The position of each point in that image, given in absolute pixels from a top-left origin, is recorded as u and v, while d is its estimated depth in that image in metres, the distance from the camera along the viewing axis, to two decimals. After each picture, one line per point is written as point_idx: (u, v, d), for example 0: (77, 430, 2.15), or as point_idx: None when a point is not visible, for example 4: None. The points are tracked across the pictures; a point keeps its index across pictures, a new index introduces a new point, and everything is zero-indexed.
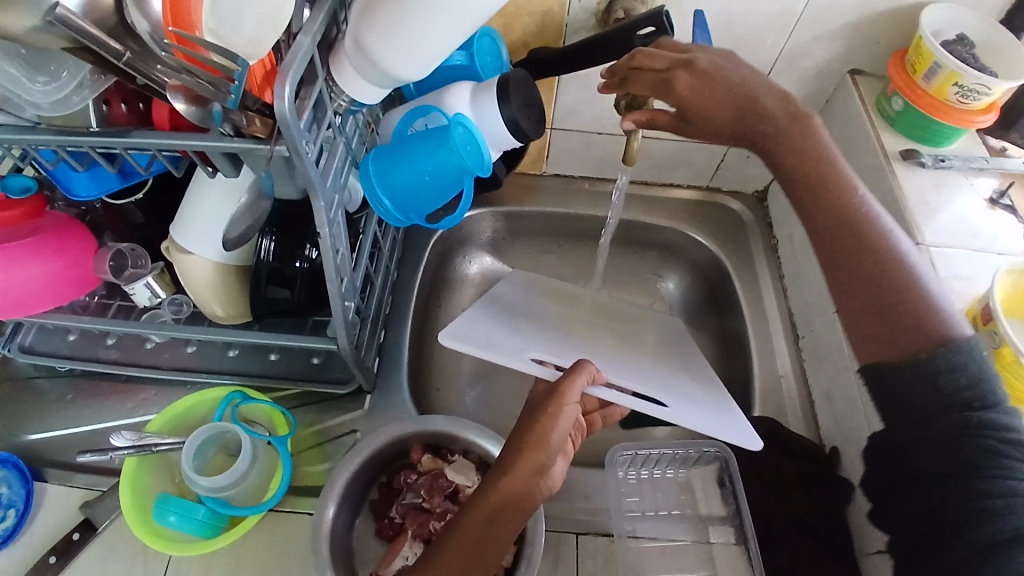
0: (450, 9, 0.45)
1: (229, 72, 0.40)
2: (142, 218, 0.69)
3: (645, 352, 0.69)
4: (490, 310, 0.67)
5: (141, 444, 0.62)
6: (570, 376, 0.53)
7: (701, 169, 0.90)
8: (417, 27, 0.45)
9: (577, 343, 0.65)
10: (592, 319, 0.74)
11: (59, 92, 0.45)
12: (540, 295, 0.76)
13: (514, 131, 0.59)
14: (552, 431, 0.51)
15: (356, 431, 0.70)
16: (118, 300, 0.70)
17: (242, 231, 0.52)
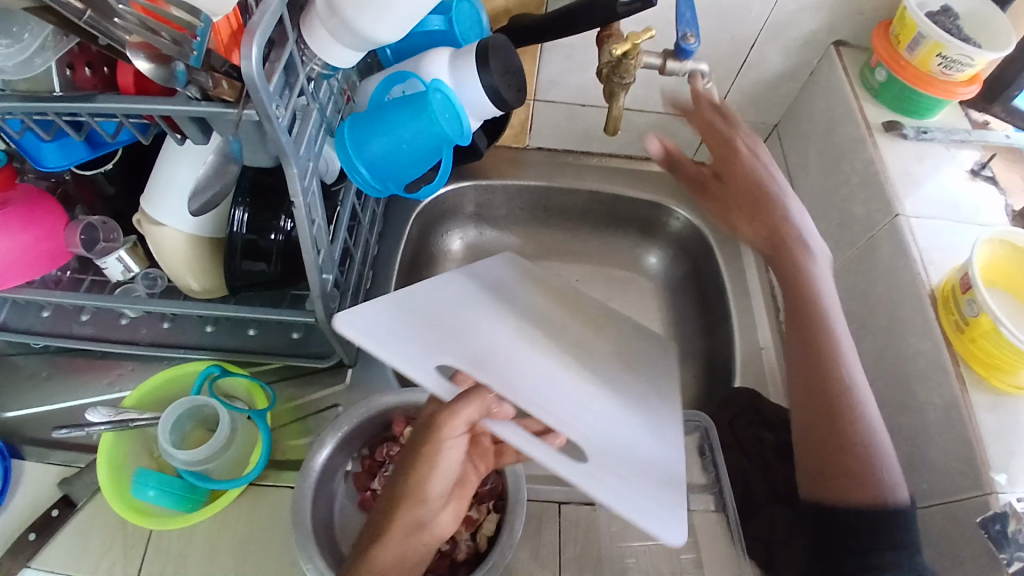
0: None
1: (191, 27, 0.40)
2: (113, 190, 0.66)
3: (598, 381, 0.59)
4: (431, 291, 0.57)
5: (118, 419, 0.61)
6: (457, 403, 0.50)
7: (686, 142, 0.89)
8: None
9: (524, 357, 0.56)
10: (559, 330, 0.63)
11: (20, 53, 0.43)
12: (500, 287, 0.65)
13: (494, 98, 0.57)
14: (427, 482, 0.52)
15: (338, 405, 0.69)
16: (91, 275, 0.68)
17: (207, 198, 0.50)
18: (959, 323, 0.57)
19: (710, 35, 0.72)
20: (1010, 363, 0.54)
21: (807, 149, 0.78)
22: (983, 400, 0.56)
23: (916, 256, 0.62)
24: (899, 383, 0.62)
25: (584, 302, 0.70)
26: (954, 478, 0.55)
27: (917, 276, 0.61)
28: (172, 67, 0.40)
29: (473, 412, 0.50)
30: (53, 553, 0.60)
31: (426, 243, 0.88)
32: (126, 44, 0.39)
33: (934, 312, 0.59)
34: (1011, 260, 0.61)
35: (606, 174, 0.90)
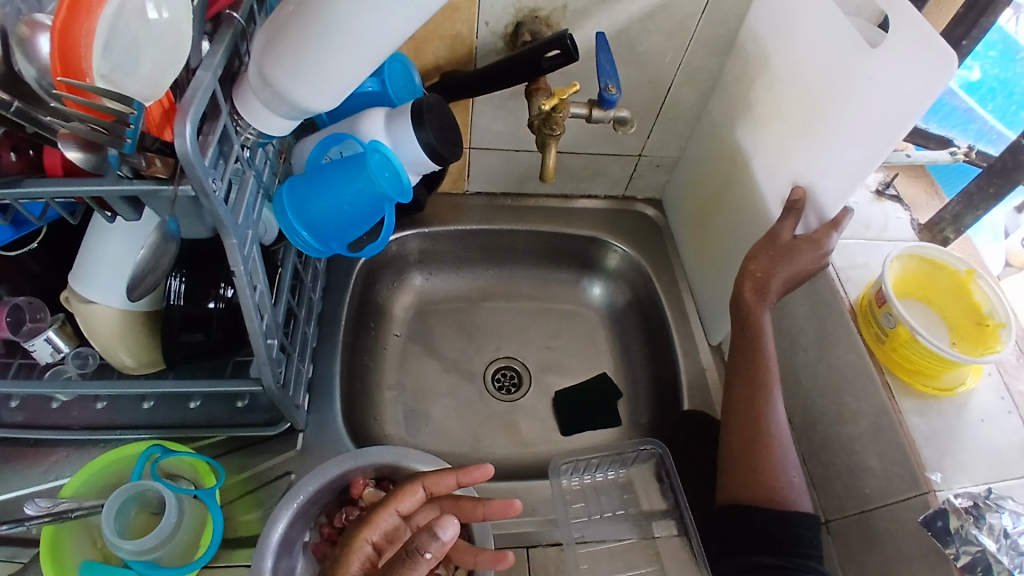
0: (357, 45, 0.46)
1: (124, 116, 0.39)
2: (39, 267, 0.62)
3: (809, 157, 0.63)
4: (726, 93, 0.76)
5: (55, 512, 0.56)
6: (432, 472, 0.58)
7: (617, 179, 0.92)
8: (324, 61, 0.46)
9: (801, 103, 0.64)
10: (768, 164, 0.70)
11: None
12: (722, 210, 0.80)
13: (433, 153, 0.59)
14: None
15: (291, 472, 0.67)
16: (20, 358, 0.64)
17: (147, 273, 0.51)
18: (879, 334, 0.62)
19: (629, 81, 0.77)
20: (925, 368, 0.60)
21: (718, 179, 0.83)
22: (908, 403, 0.60)
23: (834, 276, 0.68)
24: (831, 392, 0.66)
25: (753, 186, 0.73)
26: (892, 478, 0.59)
27: (838, 294, 0.67)
28: (106, 154, 0.42)
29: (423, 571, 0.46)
30: None
31: (376, 294, 0.88)
32: (58, 134, 0.40)
33: (855, 325, 0.65)
34: (919, 272, 0.67)
35: (547, 214, 0.93)
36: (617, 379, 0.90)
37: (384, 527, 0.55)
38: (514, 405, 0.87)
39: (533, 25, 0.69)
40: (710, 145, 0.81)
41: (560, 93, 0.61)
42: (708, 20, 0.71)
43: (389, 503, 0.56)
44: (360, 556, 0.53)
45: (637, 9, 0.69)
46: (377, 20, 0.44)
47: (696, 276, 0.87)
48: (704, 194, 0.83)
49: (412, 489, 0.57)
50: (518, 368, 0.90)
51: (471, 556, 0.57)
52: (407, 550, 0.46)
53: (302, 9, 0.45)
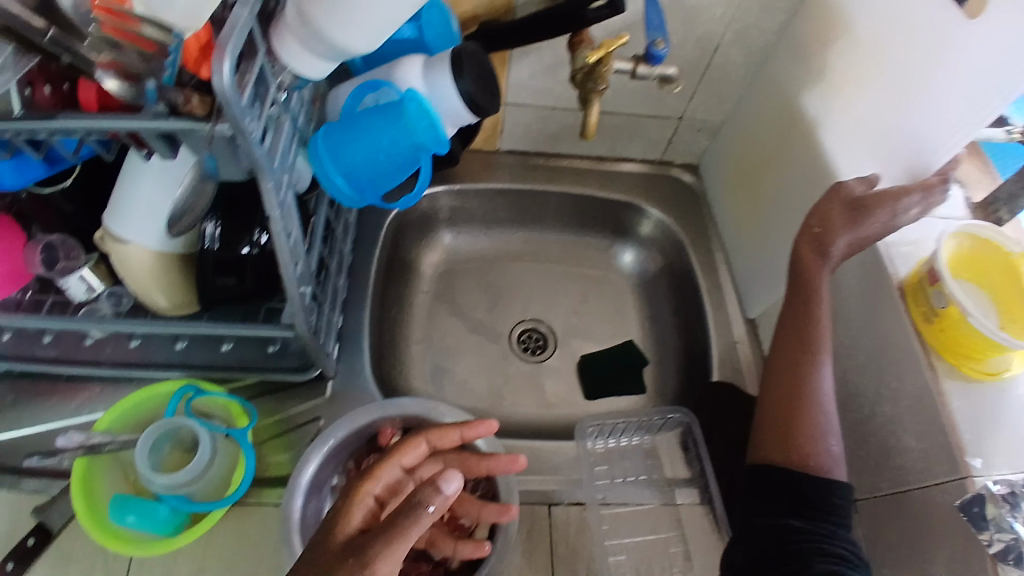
0: None
1: (162, 46, 0.40)
2: (71, 208, 0.62)
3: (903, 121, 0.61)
4: (789, 57, 0.73)
5: (91, 444, 0.58)
6: (436, 427, 0.58)
7: (655, 141, 0.89)
8: None
9: (890, 66, 0.61)
10: (840, 133, 0.68)
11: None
12: (769, 177, 0.78)
13: (472, 104, 0.57)
14: (390, 551, 0.41)
15: (320, 418, 0.68)
16: (53, 295, 0.65)
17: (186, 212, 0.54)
18: (929, 314, 0.60)
19: (674, 38, 0.74)
20: (982, 349, 0.57)
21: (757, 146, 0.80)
22: (952, 384, 0.58)
23: (883, 251, 0.65)
24: (871, 368, 0.64)
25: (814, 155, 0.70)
26: (926, 461, 0.58)
27: (886, 270, 0.64)
28: (144, 91, 0.40)
29: (423, 528, 0.42)
30: None
31: (403, 250, 0.88)
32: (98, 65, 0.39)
33: (904, 304, 0.62)
34: (976, 252, 0.64)
35: (583, 175, 0.90)
36: (645, 348, 0.89)
37: (388, 480, 0.52)
38: (538, 367, 0.86)
39: None
40: (769, 109, 0.77)
41: (609, 44, 0.58)
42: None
43: (393, 456, 0.54)
44: (365, 509, 0.48)
45: None
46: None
47: (734, 245, 0.85)
48: (751, 160, 0.81)
49: (416, 442, 0.56)
50: (545, 330, 0.90)
51: (475, 508, 0.59)
52: (410, 503, 0.42)
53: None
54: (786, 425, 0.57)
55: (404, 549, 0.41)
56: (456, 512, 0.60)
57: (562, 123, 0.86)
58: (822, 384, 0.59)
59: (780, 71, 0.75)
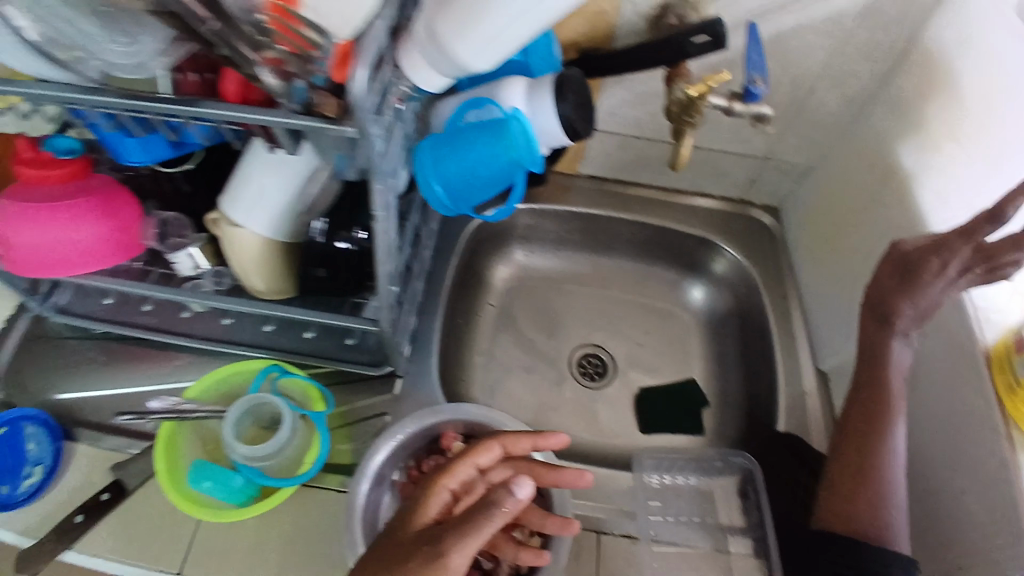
0: (525, 10, 0.45)
1: (320, 48, 0.40)
2: (189, 188, 0.68)
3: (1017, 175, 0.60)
4: (888, 106, 0.72)
5: (178, 409, 0.63)
6: (508, 432, 0.60)
7: (737, 180, 0.89)
8: (490, 23, 0.45)
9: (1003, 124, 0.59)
10: (940, 190, 0.66)
11: (138, 54, 0.43)
12: (853, 225, 0.76)
13: (568, 129, 0.60)
14: (463, 544, 0.43)
15: (385, 414, 0.71)
16: (159, 268, 0.70)
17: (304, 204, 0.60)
18: (1011, 384, 0.56)
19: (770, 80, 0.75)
20: None
21: (844, 193, 0.79)
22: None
23: (971, 314, 0.62)
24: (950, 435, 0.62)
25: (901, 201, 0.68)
26: (988, 535, 0.55)
27: (974, 335, 0.61)
28: (294, 88, 0.42)
29: (494, 528, 0.44)
30: (90, 544, 0.62)
31: (476, 262, 0.90)
32: (260, 60, 0.40)
33: (987, 371, 0.59)
34: None
35: (660, 206, 0.91)
36: (705, 387, 0.87)
37: (461, 477, 0.54)
38: (595, 393, 0.87)
39: (682, 9, 0.67)
40: (862, 160, 0.76)
41: (710, 79, 0.59)
42: (864, 20, 0.67)
43: (468, 455, 0.56)
44: (439, 502, 0.51)
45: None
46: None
47: (811, 293, 0.84)
48: (839, 209, 0.79)
49: (490, 445, 0.57)
50: (605, 357, 0.90)
51: (538, 519, 0.58)
52: (484, 501, 0.45)
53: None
54: (853, 486, 0.58)
55: (476, 546, 0.43)
56: (521, 521, 0.59)
57: (646, 154, 0.87)
58: (893, 450, 0.59)
59: (875, 122, 0.74)
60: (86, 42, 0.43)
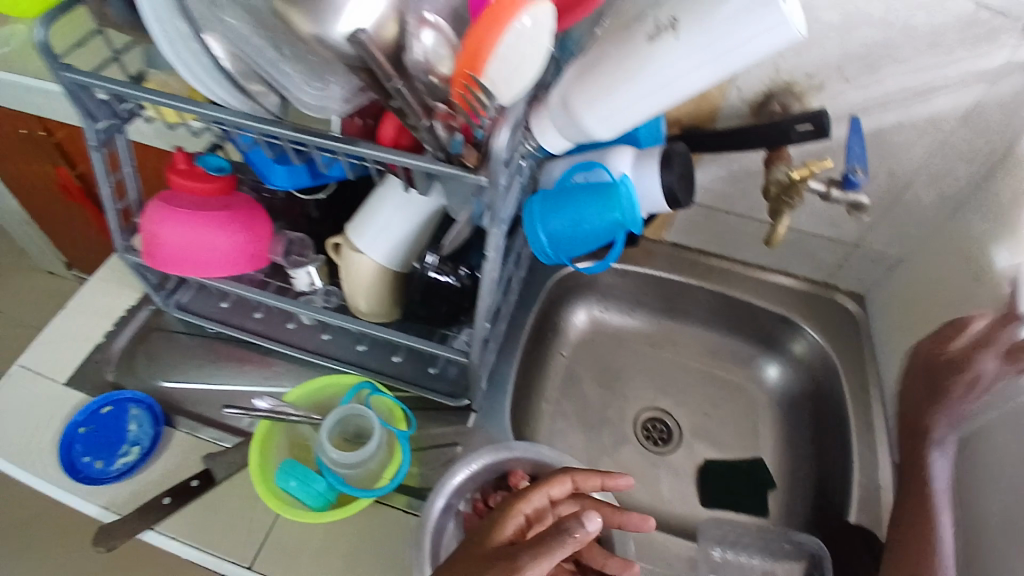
0: (664, 91, 0.49)
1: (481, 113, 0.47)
2: (317, 214, 0.78)
3: None
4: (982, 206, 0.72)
5: (278, 410, 0.68)
6: (578, 469, 0.63)
7: (822, 263, 0.90)
8: (629, 100, 0.50)
9: None
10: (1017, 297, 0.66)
11: (326, 98, 0.50)
12: (939, 321, 0.75)
13: (669, 195, 0.63)
14: (536, 565, 0.47)
15: (457, 445, 0.74)
16: (276, 281, 0.78)
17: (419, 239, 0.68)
18: None
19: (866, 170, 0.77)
20: None
21: (932, 288, 0.78)
22: None
23: None
24: None
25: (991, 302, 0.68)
26: None
27: None
28: (451, 142, 0.48)
29: (565, 554, 0.47)
30: (177, 524, 0.67)
31: (555, 312, 0.94)
32: (435, 115, 0.46)
33: None
34: None
35: (741, 279, 0.93)
36: (772, 467, 0.87)
37: (535, 504, 0.58)
38: (658, 458, 0.88)
39: (785, 97, 0.72)
40: (950, 257, 0.75)
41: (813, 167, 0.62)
42: (966, 124, 0.69)
43: (543, 484, 0.59)
44: (515, 523, 0.55)
45: (892, 95, 0.69)
46: (688, 72, 0.46)
47: (893, 384, 0.82)
48: (924, 304, 0.78)
49: (563, 479, 0.61)
50: (670, 424, 0.91)
51: (600, 557, 0.60)
52: (556, 528, 0.48)
53: (623, 52, 0.49)
54: None
55: (547, 567, 0.47)
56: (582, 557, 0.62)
57: (732, 229, 0.90)
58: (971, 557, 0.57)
59: (969, 220, 0.74)
60: (290, 85, 0.49)
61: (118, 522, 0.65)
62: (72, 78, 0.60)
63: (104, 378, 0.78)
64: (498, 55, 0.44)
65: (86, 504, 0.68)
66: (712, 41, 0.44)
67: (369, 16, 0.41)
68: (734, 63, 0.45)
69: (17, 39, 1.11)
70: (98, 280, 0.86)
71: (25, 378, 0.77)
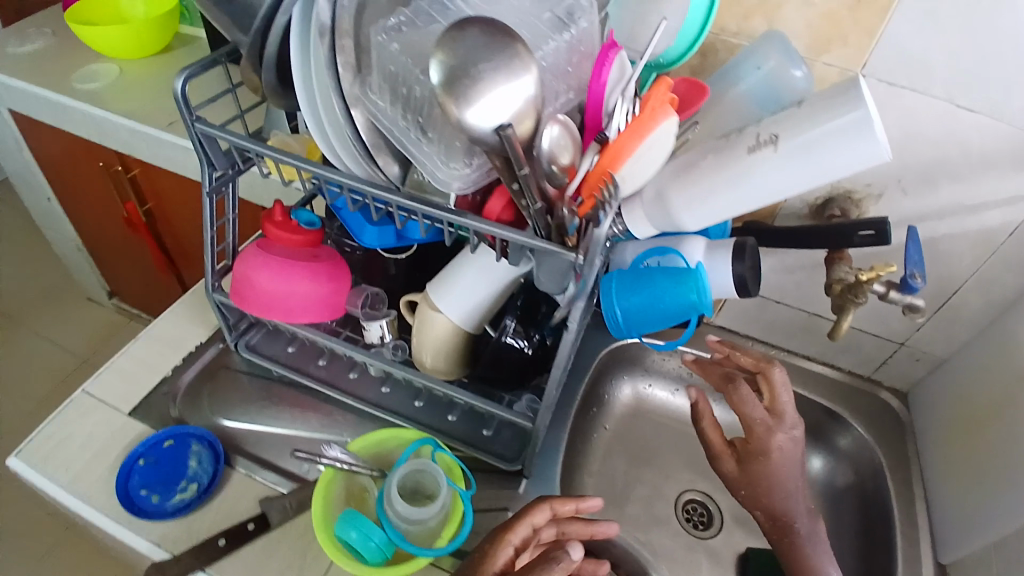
0: (754, 192, 0.53)
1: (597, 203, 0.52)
2: (394, 271, 0.82)
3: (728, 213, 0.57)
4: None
5: (342, 459, 0.70)
6: (557, 494, 0.64)
7: (868, 358, 0.93)
8: (722, 198, 0.54)
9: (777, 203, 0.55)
10: None
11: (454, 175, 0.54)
12: (986, 425, 0.76)
13: (738, 283, 0.67)
14: None
15: (507, 510, 0.75)
16: (347, 331, 0.82)
17: (491, 304, 0.73)
18: None
19: None
20: None
21: (978, 393, 0.79)
22: None
23: None
24: None
25: None
26: None
27: None
28: (569, 224, 0.53)
29: None
30: (229, 565, 0.67)
31: (602, 383, 0.96)
32: (553, 199, 0.52)
33: None
34: None
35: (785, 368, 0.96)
36: None
37: (522, 534, 0.61)
38: (698, 542, 0.89)
39: (844, 202, 0.78)
40: (995, 361, 0.78)
41: (881, 270, 0.65)
42: (1015, 239, 0.73)
43: (524, 514, 0.61)
44: (506, 554, 0.59)
45: (944, 207, 0.74)
46: (784, 179, 0.51)
47: (938, 482, 0.82)
48: (973, 408, 0.80)
49: (544, 506, 0.62)
50: (711, 509, 0.91)
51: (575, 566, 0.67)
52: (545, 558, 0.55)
53: (722, 159, 0.54)
54: None
55: None
56: None
57: (781, 318, 0.94)
58: None
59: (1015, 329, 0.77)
60: (426, 162, 0.54)
61: (172, 560, 0.65)
62: (201, 130, 0.66)
63: (167, 412, 0.79)
64: (635, 158, 0.50)
65: (137, 538, 0.68)
66: (810, 156, 0.49)
67: (507, 111, 0.47)
68: (828, 174, 0.49)
69: (114, 82, 1.19)
70: (172, 314, 0.90)
71: (92, 405, 0.79)
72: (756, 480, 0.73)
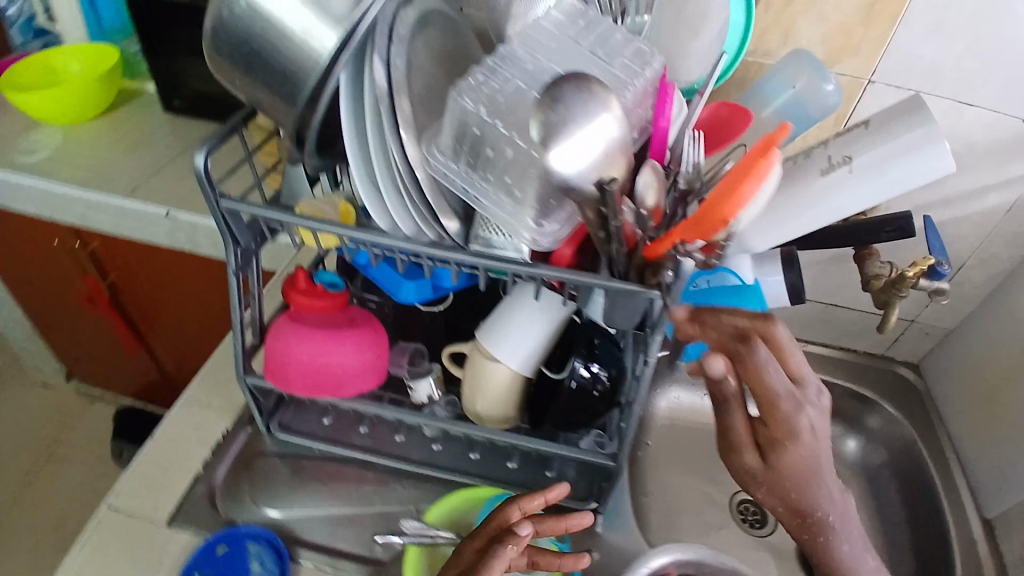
0: (824, 209, 0.53)
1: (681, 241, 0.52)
2: (431, 320, 0.78)
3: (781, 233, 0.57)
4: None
5: (425, 532, 0.66)
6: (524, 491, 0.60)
7: (881, 338, 0.98)
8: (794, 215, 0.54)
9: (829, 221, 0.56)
10: None
11: (537, 232, 0.52)
12: (1004, 384, 0.82)
13: (792, 292, 0.69)
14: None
15: (592, 550, 0.75)
16: (389, 393, 0.78)
17: (545, 346, 0.71)
18: None
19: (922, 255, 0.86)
20: None
21: (992, 357, 0.85)
22: None
23: None
24: None
25: None
26: None
27: None
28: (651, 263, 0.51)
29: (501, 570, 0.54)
30: None
31: None
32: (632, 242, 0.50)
33: None
34: None
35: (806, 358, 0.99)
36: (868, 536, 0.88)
37: (487, 535, 0.58)
38: (758, 540, 0.89)
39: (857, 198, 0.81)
40: (1005, 326, 0.83)
41: (928, 263, 0.68)
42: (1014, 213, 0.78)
43: (490, 516, 0.59)
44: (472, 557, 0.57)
45: (948, 193, 0.79)
46: (858, 198, 0.52)
47: (966, 444, 0.86)
48: (989, 371, 0.85)
49: (508, 506, 0.59)
50: (763, 506, 0.93)
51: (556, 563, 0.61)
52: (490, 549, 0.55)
53: (793, 180, 0.54)
54: None
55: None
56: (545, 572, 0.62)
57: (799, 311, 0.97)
58: None
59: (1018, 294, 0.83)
60: (510, 219, 0.51)
61: None
62: (227, 207, 0.60)
63: (206, 512, 0.73)
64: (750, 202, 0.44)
65: None
66: (883, 173, 0.51)
67: (592, 153, 0.47)
68: (899, 190, 0.51)
69: (59, 148, 1.08)
70: (186, 402, 0.83)
71: (120, 518, 0.71)
72: (787, 472, 0.58)
